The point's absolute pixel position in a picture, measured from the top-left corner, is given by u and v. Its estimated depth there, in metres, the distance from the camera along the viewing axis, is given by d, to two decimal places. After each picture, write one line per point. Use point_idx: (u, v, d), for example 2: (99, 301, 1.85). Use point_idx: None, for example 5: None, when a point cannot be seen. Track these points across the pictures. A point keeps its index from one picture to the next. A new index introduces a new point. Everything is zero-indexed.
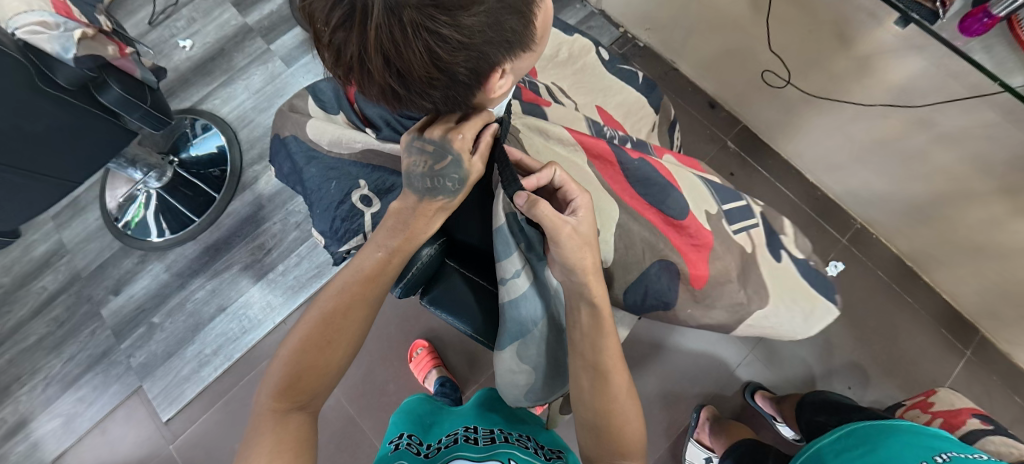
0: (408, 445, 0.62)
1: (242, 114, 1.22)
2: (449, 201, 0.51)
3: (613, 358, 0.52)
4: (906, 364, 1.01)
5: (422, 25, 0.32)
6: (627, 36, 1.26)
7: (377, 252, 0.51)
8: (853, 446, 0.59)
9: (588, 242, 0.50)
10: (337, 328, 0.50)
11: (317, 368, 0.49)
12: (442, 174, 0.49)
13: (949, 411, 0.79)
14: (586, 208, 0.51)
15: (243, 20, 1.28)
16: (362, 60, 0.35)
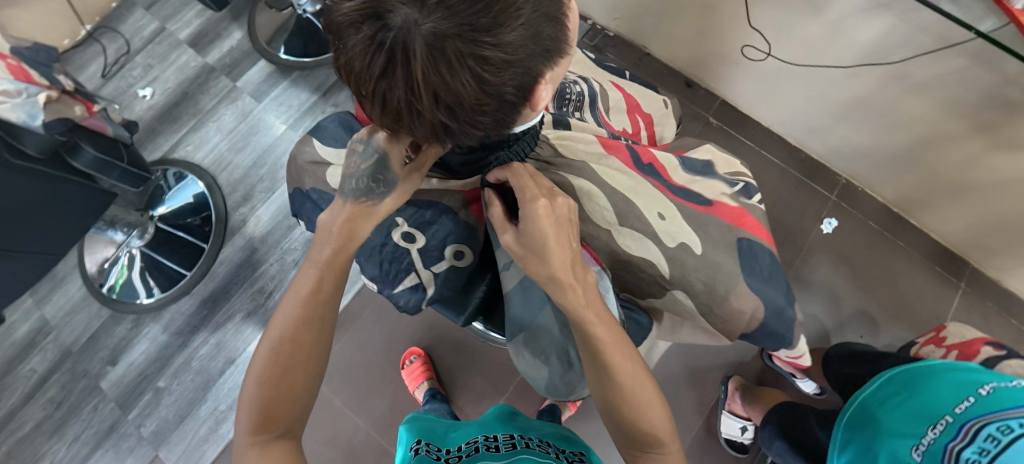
0: (427, 452, 0.61)
1: (218, 158, 1.17)
2: (377, 205, 0.48)
3: (616, 352, 0.44)
4: (909, 305, 1.06)
5: (465, 53, 0.30)
6: (597, 28, 1.28)
7: (310, 269, 0.47)
8: (895, 393, 0.61)
9: (535, 251, 0.44)
10: (290, 354, 0.44)
11: (289, 382, 0.44)
12: (371, 176, 0.48)
13: (963, 342, 0.82)
14: (538, 213, 0.44)
15: (202, 60, 1.23)
16: (412, 105, 0.34)
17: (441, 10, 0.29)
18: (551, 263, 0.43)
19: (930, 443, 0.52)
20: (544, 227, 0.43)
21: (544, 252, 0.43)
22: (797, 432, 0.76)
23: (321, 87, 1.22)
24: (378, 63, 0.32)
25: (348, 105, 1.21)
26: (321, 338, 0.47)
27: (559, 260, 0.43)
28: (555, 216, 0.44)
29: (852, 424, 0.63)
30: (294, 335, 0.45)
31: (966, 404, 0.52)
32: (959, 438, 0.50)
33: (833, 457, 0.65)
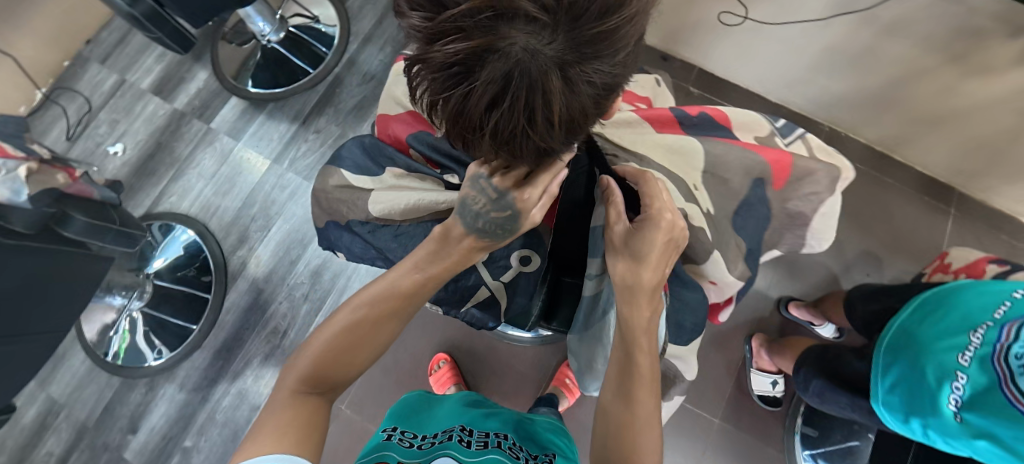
0: (400, 438, 0.63)
1: (205, 204, 1.14)
2: (493, 243, 0.54)
3: (648, 369, 0.51)
4: (907, 238, 1.10)
5: (587, 77, 0.33)
6: None
7: (412, 275, 0.53)
8: (931, 311, 0.63)
9: (642, 256, 0.51)
10: (366, 332, 0.51)
11: (356, 351, 0.50)
12: (497, 220, 0.51)
13: (968, 265, 0.86)
14: (662, 228, 0.51)
15: (170, 106, 1.19)
16: (529, 136, 0.36)
17: (567, 41, 0.32)
18: (649, 275, 0.51)
19: (976, 346, 0.56)
20: (659, 242, 0.51)
21: (659, 262, 0.51)
22: (830, 369, 0.76)
23: (299, 116, 1.19)
24: (506, 100, 0.33)
25: (331, 129, 1.18)
26: (387, 338, 0.52)
27: (654, 277, 0.51)
28: (670, 237, 0.52)
29: (892, 348, 0.64)
30: (376, 316, 0.51)
31: (1004, 309, 0.57)
32: (1005, 336, 0.54)
33: (874, 385, 0.65)
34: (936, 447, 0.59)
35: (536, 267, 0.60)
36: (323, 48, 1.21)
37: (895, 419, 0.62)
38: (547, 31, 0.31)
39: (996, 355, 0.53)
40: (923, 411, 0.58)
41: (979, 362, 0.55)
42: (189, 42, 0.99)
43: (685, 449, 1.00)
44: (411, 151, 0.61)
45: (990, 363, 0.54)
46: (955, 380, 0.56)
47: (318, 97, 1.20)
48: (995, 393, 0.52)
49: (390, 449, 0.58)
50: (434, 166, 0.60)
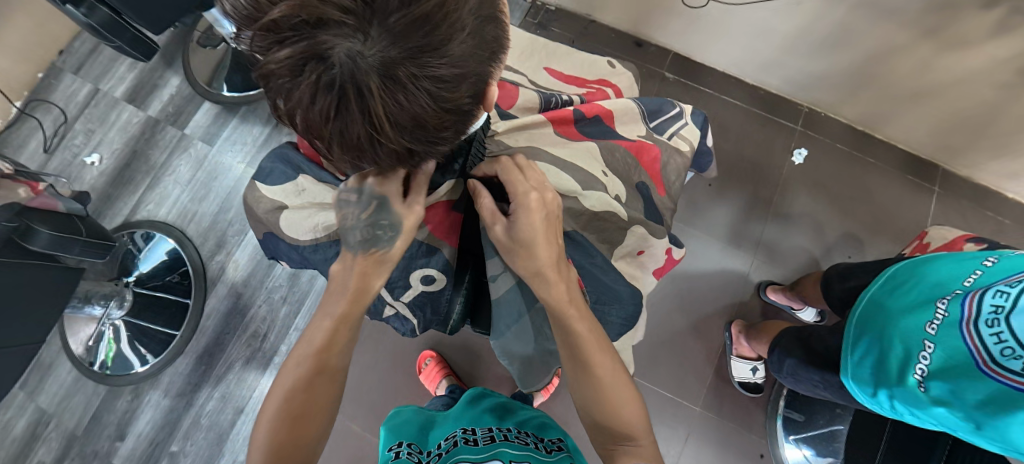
0: (411, 454, 0.63)
1: (182, 210, 1.14)
2: (387, 251, 0.53)
3: (590, 336, 0.52)
4: (889, 218, 1.08)
5: (417, 75, 0.34)
6: (537, 5, 1.25)
7: (324, 322, 0.53)
8: (903, 281, 0.60)
9: (526, 242, 0.51)
10: (307, 396, 0.51)
11: (302, 422, 0.51)
12: (375, 223, 0.52)
13: (947, 244, 0.84)
14: (537, 208, 0.52)
15: (144, 113, 1.19)
16: (371, 138, 0.37)
17: (386, 40, 0.33)
18: (545, 256, 0.52)
19: (943, 314, 0.54)
20: (535, 222, 0.51)
21: (539, 244, 0.52)
22: (803, 344, 0.74)
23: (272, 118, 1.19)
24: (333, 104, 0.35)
25: None
26: (346, 352, 0.55)
27: (550, 251, 0.52)
28: (546, 210, 0.52)
29: (863, 319, 0.61)
30: (307, 378, 0.52)
31: (975, 277, 0.54)
32: (974, 299, 0.52)
33: (844, 357, 0.62)
34: (902, 418, 0.58)
35: (440, 288, 0.58)
36: None
37: (861, 394, 0.60)
38: (356, 32, 0.33)
39: (963, 320, 0.52)
40: (888, 381, 0.56)
41: (947, 328, 0.53)
42: (150, 48, 0.97)
43: (667, 438, 1.00)
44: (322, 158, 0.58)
45: (955, 328, 0.52)
46: (922, 350, 0.54)
47: None
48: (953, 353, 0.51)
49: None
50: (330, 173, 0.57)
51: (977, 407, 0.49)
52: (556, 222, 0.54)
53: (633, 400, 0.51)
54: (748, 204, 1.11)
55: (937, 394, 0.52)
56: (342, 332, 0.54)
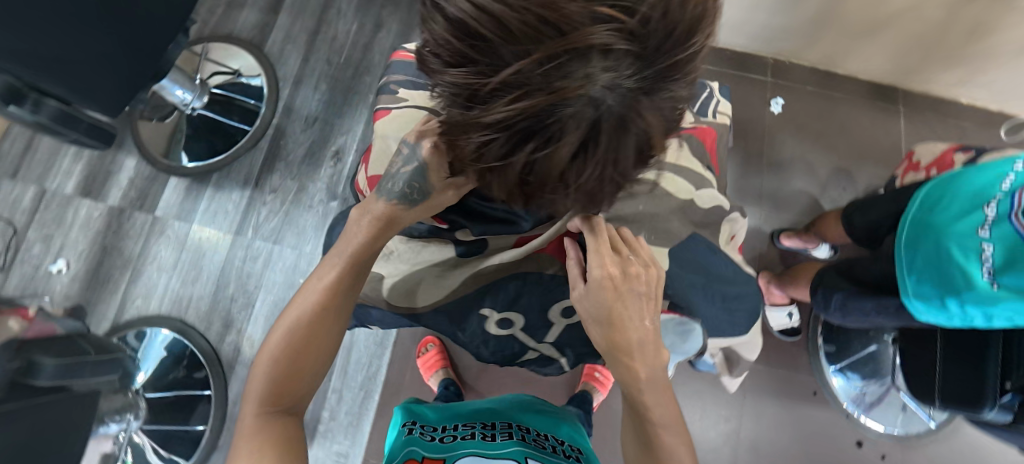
0: (421, 432, 0.63)
1: (175, 298, 1.05)
2: (403, 212, 0.54)
3: (659, 414, 0.50)
4: (868, 145, 1.15)
5: (663, 101, 0.31)
6: None
7: (330, 270, 0.53)
8: (940, 198, 0.66)
9: (597, 313, 0.50)
10: (313, 338, 0.52)
11: (304, 357, 0.51)
12: (409, 182, 0.52)
13: (937, 159, 0.89)
14: (617, 286, 0.49)
15: (104, 204, 1.08)
16: (607, 176, 0.34)
17: (651, 68, 0.28)
18: (618, 336, 0.50)
19: (992, 213, 0.60)
20: (607, 301, 0.49)
21: (617, 322, 0.50)
22: (850, 280, 0.78)
23: (249, 179, 1.11)
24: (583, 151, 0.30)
25: (287, 185, 1.11)
26: (345, 308, 0.54)
27: (631, 335, 0.49)
28: (622, 288, 0.50)
29: (911, 241, 0.67)
30: (312, 316, 0.52)
31: (1010, 179, 0.60)
32: (1019, 192, 0.58)
33: (901, 282, 0.67)
34: (974, 324, 0.62)
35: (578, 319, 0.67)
36: (253, 100, 1.13)
37: (930, 309, 0.64)
38: (622, 65, 0.27)
39: (1011, 212, 0.58)
40: (957, 288, 0.61)
41: (1000, 227, 0.58)
42: (108, 132, 0.90)
43: (726, 399, 1.02)
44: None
45: (1006, 221, 0.58)
46: (983, 252, 0.60)
47: (264, 155, 1.12)
48: (1016, 248, 0.57)
49: (411, 444, 0.58)
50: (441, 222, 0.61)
51: None
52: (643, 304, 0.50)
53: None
54: (743, 161, 1.14)
55: (1010, 286, 0.57)
56: (346, 290, 0.54)
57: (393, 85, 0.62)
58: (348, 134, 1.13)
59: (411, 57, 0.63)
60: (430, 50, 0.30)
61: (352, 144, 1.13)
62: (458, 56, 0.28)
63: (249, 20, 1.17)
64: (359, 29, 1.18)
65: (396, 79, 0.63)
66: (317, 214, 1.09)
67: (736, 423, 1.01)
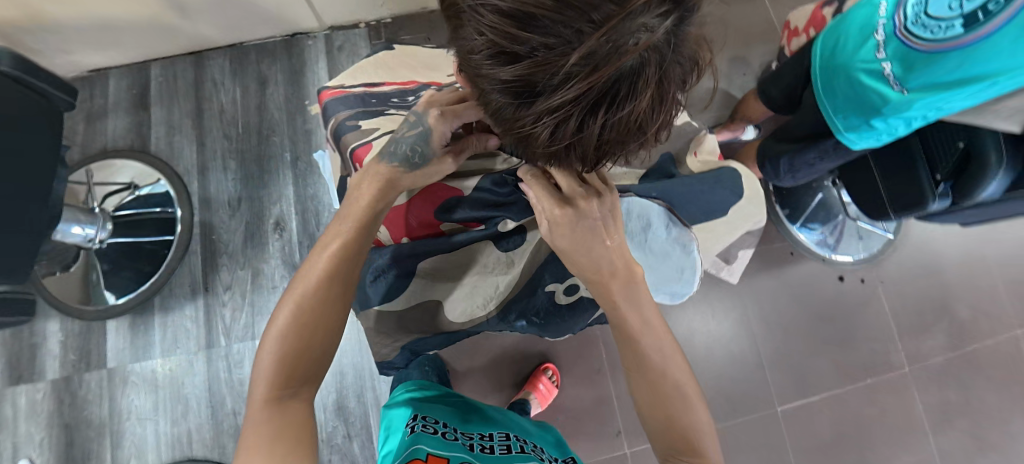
0: (424, 426, 0.56)
1: (172, 440, 0.95)
2: (401, 176, 0.51)
3: (643, 327, 0.52)
4: (748, 27, 1.27)
5: (700, 30, 0.33)
6: (372, 25, 1.17)
7: (331, 244, 0.51)
8: (836, 42, 0.75)
9: (564, 246, 0.50)
10: (313, 310, 0.49)
11: (309, 336, 0.49)
12: (414, 146, 0.50)
13: (811, 18, 1.00)
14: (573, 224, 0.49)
15: (44, 381, 0.95)
16: (668, 111, 0.36)
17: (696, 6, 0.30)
18: (586, 268, 0.51)
19: (880, 37, 0.69)
20: (562, 237, 0.50)
21: (579, 254, 0.50)
22: (790, 143, 0.88)
23: (196, 288, 1.02)
24: (650, 98, 0.32)
25: (240, 276, 1.03)
26: (351, 279, 0.52)
27: (599, 263, 0.51)
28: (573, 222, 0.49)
29: (826, 84, 0.76)
30: (318, 291, 0.49)
31: (885, 5, 0.69)
32: (897, 11, 0.67)
33: (833, 123, 0.77)
34: (899, 133, 0.72)
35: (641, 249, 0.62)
36: (157, 207, 1.04)
37: (863, 134, 0.74)
38: (676, 14, 0.28)
39: (895, 29, 0.66)
40: (877, 109, 0.70)
41: (891, 44, 0.67)
42: (26, 300, 0.77)
43: (728, 291, 1.11)
44: (442, 226, 0.59)
45: (893, 38, 0.67)
46: (885, 71, 0.68)
47: (201, 257, 1.03)
48: (908, 55, 0.65)
49: (416, 443, 0.51)
50: (476, 224, 0.58)
51: (948, 78, 0.63)
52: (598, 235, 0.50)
53: (696, 409, 0.51)
54: None
55: (916, 88, 0.66)
56: (353, 263, 0.52)
57: (347, 121, 0.57)
58: (281, 200, 1.07)
59: (342, 95, 0.60)
60: (480, 58, 0.31)
61: (289, 208, 1.06)
62: (518, 57, 0.29)
63: (120, 127, 1.06)
64: (245, 93, 1.10)
65: (343, 116, 0.58)
66: None
67: (744, 307, 1.11)
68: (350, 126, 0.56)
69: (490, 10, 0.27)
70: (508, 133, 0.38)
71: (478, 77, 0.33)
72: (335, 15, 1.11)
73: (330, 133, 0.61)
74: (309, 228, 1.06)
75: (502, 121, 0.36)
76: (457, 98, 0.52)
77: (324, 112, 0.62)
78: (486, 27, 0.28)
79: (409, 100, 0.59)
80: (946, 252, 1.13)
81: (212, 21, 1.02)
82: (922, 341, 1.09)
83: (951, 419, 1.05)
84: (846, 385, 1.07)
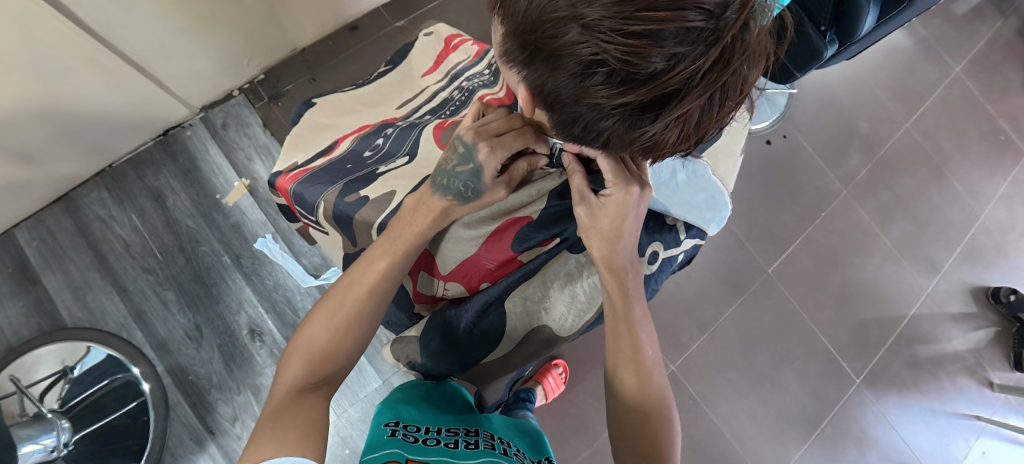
0: (408, 431, 0.51)
1: None
2: (455, 208, 0.50)
3: (641, 321, 0.54)
4: None
5: None
6: (247, 88, 1.06)
7: (375, 264, 0.49)
8: None
9: (605, 226, 0.49)
10: (347, 317, 0.47)
11: (339, 336, 0.47)
12: (464, 178, 0.48)
13: None
14: (621, 206, 0.48)
15: None
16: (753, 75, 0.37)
17: None
18: (618, 253, 0.50)
19: None
20: (612, 217, 0.49)
21: (616, 236, 0.50)
22: None
23: (199, 436, 0.91)
24: (747, 79, 0.33)
25: (239, 401, 0.93)
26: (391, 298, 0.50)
27: (627, 250, 0.51)
28: (625, 208, 0.48)
29: None
30: (354, 296, 0.48)
31: None
32: None
33: None
34: None
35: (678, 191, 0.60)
36: (104, 379, 0.90)
37: None
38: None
39: None
40: None
41: None
42: None
43: None
44: (520, 257, 0.55)
45: None
46: None
47: (188, 403, 0.92)
48: None
49: (394, 447, 0.46)
50: (551, 240, 0.55)
51: None
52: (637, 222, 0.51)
53: (665, 409, 0.53)
54: None
55: None
56: (390, 282, 0.49)
57: (344, 197, 0.52)
58: (244, 305, 0.97)
59: (314, 174, 0.54)
60: (594, 88, 0.30)
61: (257, 310, 0.97)
62: (645, 77, 0.29)
63: (14, 316, 0.90)
64: (143, 217, 0.98)
65: (334, 193, 0.52)
66: None
67: None
68: (355, 201, 0.52)
69: (616, 38, 0.27)
70: (607, 148, 0.38)
71: (582, 107, 0.32)
72: (203, 93, 1.00)
73: (314, 217, 0.55)
74: (288, 320, 0.97)
75: (604, 139, 0.36)
76: (500, 123, 0.48)
77: (293, 198, 0.55)
78: (611, 54, 0.28)
79: (383, 147, 0.57)
80: (831, 84, 1.31)
81: (66, 154, 0.89)
82: (845, 164, 1.26)
83: (890, 215, 1.25)
84: (809, 225, 1.21)
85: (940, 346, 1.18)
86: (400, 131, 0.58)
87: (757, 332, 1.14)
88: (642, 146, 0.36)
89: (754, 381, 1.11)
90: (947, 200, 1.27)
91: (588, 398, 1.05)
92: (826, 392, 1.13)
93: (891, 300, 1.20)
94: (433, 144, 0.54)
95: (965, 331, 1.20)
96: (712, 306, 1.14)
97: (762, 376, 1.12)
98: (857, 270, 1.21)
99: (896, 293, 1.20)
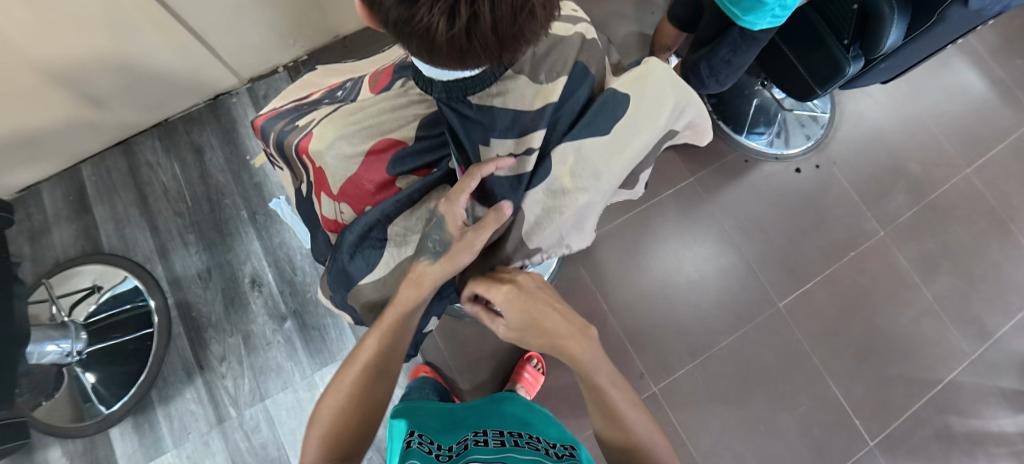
0: (419, 444, 0.56)
1: None
2: (432, 264, 0.51)
3: (607, 376, 0.53)
4: None
5: None
6: (291, 67, 1.18)
7: (371, 348, 0.51)
8: None
9: (524, 327, 0.53)
10: (357, 398, 0.51)
11: (354, 415, 0.50)
12: (429, 243, 0.52)
13: None
14: (518, 298, 0.53)
15: None
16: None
17: None
18: (553, 330, 0.53)
19: None
20: (520, 311, 0.53)
21: (534, 324, 0.52)
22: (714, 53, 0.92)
23: (190, 368, 1.00)
24: None
25: (230, 344, 1.01)
26: (391, 367, 0.53)
27: (563, 321, 0.53)
28: (519, 305, 0.53)
29: None
30: (361, 379, 0.51)
31: None
32: None
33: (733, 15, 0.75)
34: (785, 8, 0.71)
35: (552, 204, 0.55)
36: (127, 304, 1.01)
37: (760, 15, 0.71)
38: None
39: None
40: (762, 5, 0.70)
41: None
42: (18, 424, 0.75)
43: (702, 212, 1.15)
44: (397, 182, 0.56)
45: None
46: None
47: (187, 337, 1.01)
48: None
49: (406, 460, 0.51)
50: (428, 170, 0.56)
51: None
52: (552, 295, 0.55)
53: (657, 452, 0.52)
54: None
55: None
56: (389, 357, 0.52)
57: (285, 127, 0.60)
58: (250, 258, 1.05)
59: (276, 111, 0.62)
60: None
61: (260, 263, 1.05)
62: None
63: (67, 237, 1.05)
64: (183, 167, 1.10)
65: (279, 128, 0.61)
66: (281, 345, 1.01)
67: (720, 223, 1.14)
68: (290, 130, 0.59)
69: None
70: (427, 57, 0.39)
71: None
72: (250, 67, 1.12)
73: (271, 150, 0.64)
74: (286, 276, 1.04)
75: (407, 38, 0.37)
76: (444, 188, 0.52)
77: (261, 134, 0.64)
78: None
79: (337, 96, 0.62)
80: (880, 118, 1.21)
81: (130, 105, 1.03)
82: (887, 203, 1.15)
83: (936, 266, 1.11)
84: (834, 264, 1.11)
85: (981, 423, 1.03)
86: (358, 83, 0.63)
87: (757, 368, 1.05)
88: (438, 48, 0.36)
89: (744, 420, 1.03)
90: (1010, 260, 1.12)
91: (557, 403, 1.03)
92: (828, 447, 1.01)
93: (924, 360, 1.06)
94: (367, 89, 0.61)
95: (1014, 412, 1.03)
96: (710, 332, 1.07)
97: (756, 418, 1.03)
98: (887, 321, 1.08)
99: (931, 354, 1.06)
